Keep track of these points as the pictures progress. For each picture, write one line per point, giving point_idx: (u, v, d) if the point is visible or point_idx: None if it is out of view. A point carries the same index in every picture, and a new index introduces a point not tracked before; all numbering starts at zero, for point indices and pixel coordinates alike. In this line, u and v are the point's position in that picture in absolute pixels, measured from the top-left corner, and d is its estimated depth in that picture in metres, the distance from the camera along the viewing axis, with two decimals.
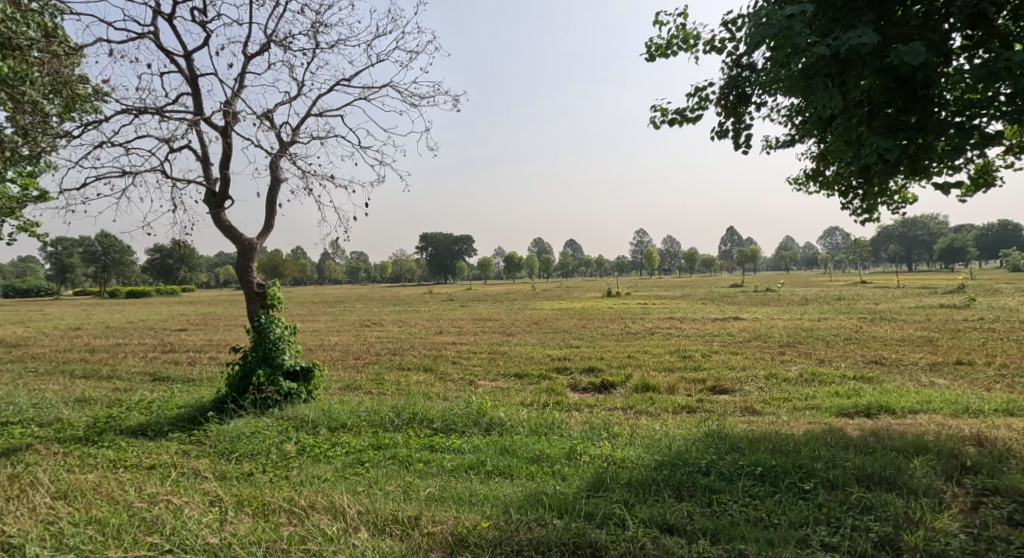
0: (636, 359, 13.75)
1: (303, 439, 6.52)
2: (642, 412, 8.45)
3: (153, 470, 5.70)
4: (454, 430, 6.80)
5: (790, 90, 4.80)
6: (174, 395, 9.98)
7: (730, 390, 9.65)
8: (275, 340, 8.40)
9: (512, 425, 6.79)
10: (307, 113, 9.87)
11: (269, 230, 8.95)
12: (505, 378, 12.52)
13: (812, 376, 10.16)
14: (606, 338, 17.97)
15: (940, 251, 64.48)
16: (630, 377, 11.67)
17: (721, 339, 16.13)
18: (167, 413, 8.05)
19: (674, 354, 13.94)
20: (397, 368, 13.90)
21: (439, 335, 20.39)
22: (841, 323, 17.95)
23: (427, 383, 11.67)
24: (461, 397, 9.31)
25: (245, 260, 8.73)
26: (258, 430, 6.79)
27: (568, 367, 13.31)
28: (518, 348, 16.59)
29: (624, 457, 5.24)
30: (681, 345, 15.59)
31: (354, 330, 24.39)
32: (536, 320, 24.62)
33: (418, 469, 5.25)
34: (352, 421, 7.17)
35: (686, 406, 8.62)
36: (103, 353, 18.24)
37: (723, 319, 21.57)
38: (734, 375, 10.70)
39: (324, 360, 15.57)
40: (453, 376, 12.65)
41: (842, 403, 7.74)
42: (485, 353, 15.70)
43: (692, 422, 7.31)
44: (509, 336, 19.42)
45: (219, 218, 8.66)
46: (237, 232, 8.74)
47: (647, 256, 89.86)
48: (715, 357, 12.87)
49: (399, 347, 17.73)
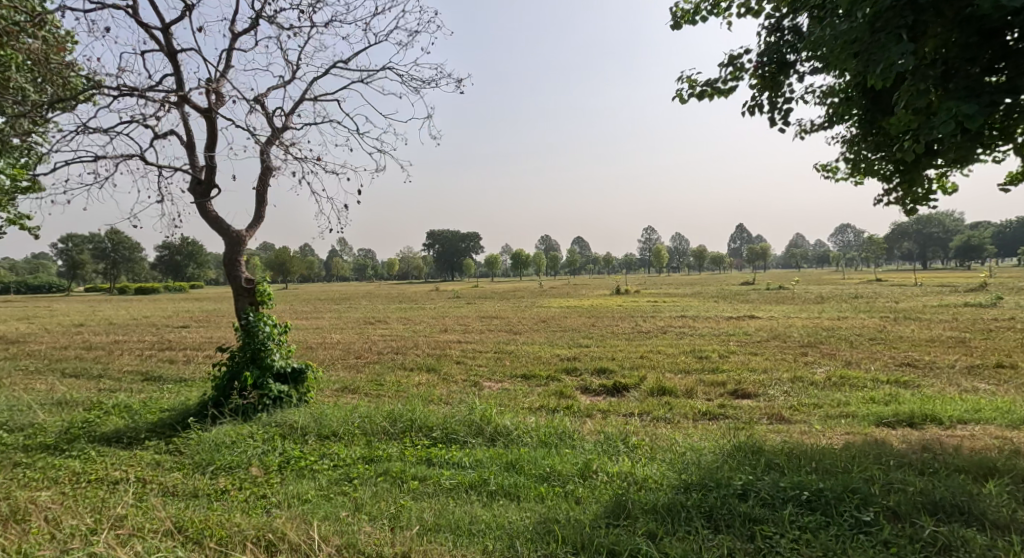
0: (650, 360, 13.05)
1: (289, 449, 5.91)
2: (660, 419, 7.80)
3: (117, 485, 5.09)
4: (455, 440, 6.20)
5: (850, 49, 4.22)
6: (159, 397, 9.39)
7: (754, 395, 8.98)
8: (265, 339, 7.82)
9: (520, 434, 6.18)
10: (301, 96, 9.26)
11: (259, 222, 8.37)
12: (512, 379, 11.87)
13: (841, 379, 9.49)
14: (616, 338, 17.29)
15: (956, 249, 63.36)
16: (645, 379, 11.00)
17: (738, 339, 15.40)
18: (146, 418, 7.47)
19: (690, 355, 13.24)
20: (399, 368, 13.31)
21: (444, 333, 19.74)
22: (863, 322, 17.21)
23: (429, 385, 11.08)
24: (464, 401, 8.68)
25: (233, 253, 8.12)
26: (241, 438, 6.19)
27: (577, 368, 12.67)
28: (526, 347, 15.93)
29: (645, 476, 4.59)
30: (696, 345, 14.90)
31: (356, 327, 23.79)
32: (543, 318, 24.00)
33: (412, 488, 4.65)
34: (344, 428, 6.58)
35: (707, 413, 7.95)
36: (99, 351, 17.74)
37: (738, 318, 20.81)
38: (756, 378, 10.02)
39: (323, 359, 14.99)
40: (457, 377, 12.06)
41: (881, 411, 7.08)
42: (490, 352, 15.09)
43: (717, 432, 6.66)
44: (516, 335, 18.77)
45: (205, 208, 8.05)
46: (225, 223, 8.14)
47: (656, 253, 88.96)
48: (733, 358, 12.18)
49: (402, 346, 17.10)
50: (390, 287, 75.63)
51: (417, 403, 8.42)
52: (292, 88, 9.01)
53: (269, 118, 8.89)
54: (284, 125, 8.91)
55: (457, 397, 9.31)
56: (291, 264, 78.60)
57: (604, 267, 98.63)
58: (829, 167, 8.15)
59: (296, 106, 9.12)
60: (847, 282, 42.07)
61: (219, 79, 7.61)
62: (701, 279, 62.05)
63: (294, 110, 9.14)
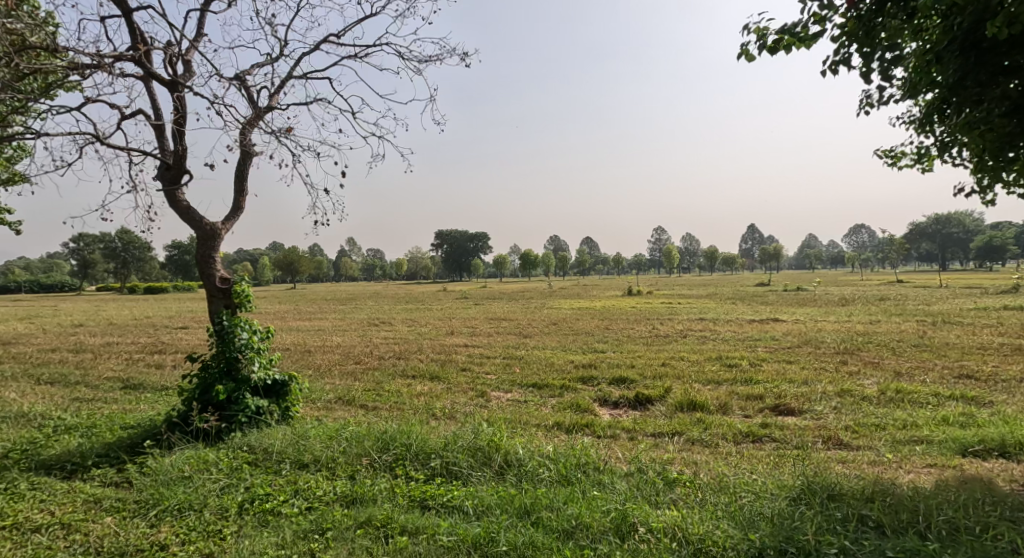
0: (674, 368, 11.95)
1: (259, 482, 4.91)
2: (697, 442, 6.73)
3: (35, 535, 4.07)
4: (456, 473, 5.19)
5: None
6: (125, 410, 8.35)
7: (799, 411, 7.89)
8: (242, 347, 6.86)
9: (536, 468, 5.14)
10: (288, 74, 8.23)
11: (238, 214, 7.39)
12: (523, 390, 10.80)
13: (898, 393, 8.34)
14: (632, 343, 16.18)
15: (977, 248, 61.80)
16: (671, 391, 9.92)
17: (766, 345, 14.25)
18: (100, 438, 6.45)
19: (716, 363, 12.14)
20: (400, 375, 12.28)
21: (450, 336, 18.72)
22: (900, 327, 15.97)
23: (431, 396, 10.05)
24: (471, 420, 7.62)
25: (207, 249, 7.11)
26: (203, 470, 5.20)
27: (594, 376, 11.60)
28: (538, 352, 14.88)
29: (701, 538, 3.63)
30: (721, 351, 13.78)
31: (359, 329, 22.76)
32: (554, 320, 22.93)
33: (402, 548, 3.72)
34: (329, 453, 5.60)
35: (752, 434, 6.87)
36: (87, 354, 16.82)
37: (762, 321, 19.66)
38: (798, 390, 8.92)
39: (320, 364, 14.02)
40: (462, 387, 11.02)
41: (962, 435, 5.99)
42: (499, 358, 14.04)
43: (770, 462, 5.61)
44: (526, 338, 17.70)
45: (175, 197, 7.01)
46: (198, 215, 7.11)
47: (668, 254, 87.52)
48: (766, 367, 11.07)
49: (406, 349, 16.11)
50: (398, 286, 74.90)
51: (415, 421, 7.39)
52: (279, 64, 8.00)
53: (252, 98, 7.89)
54: (271, 105, 7.91)
55: (464, 414, 8.28)
56: (299, 263, 78.08)
57: (615, 268, 97.51)
58: (891, 153, 7.32)
59: (283, 84, 8.12)
60: (867, 282, 40.77)
61: (192, 49, 6.62)
62: (715, 279, 60.81)
63: (281, 88, 8.14)
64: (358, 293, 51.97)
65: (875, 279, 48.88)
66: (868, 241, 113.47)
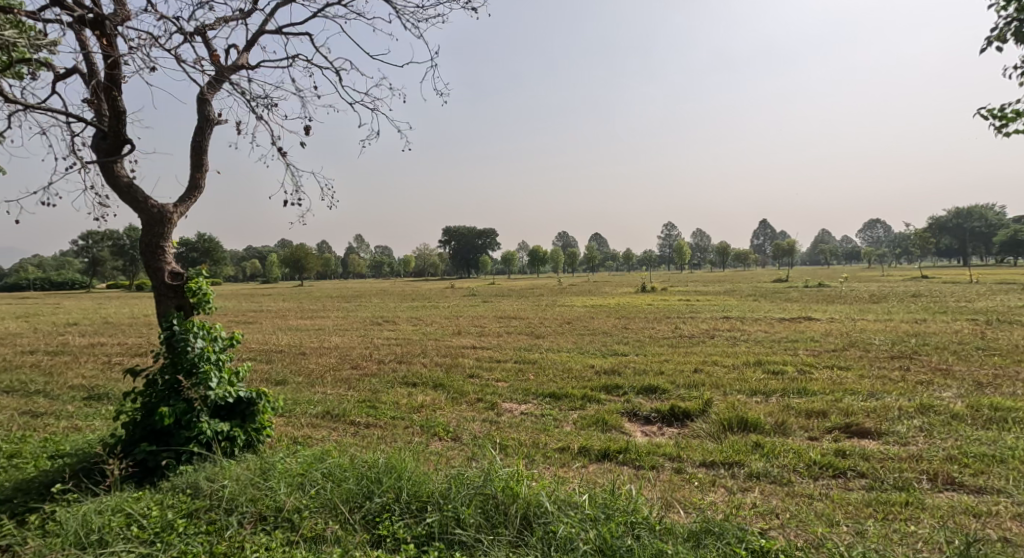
0: (709, 375, 10.55)
1: (190, 551, 3.83)
2: (762, 478, 5.37)
3: None
4: (464, 547, 3.96)
5: None
6: (74, 432, 7.06)
7: (877, 434, 6.50)
8: (197, 359, 5.61)
9: (569, 531, 3.89)
10: (260, 28, 6.90)
11: (193, 196, 6.04)
12: (540, 403, 9.46)
13: (995, 410, 6.93)
14: (656, 345, 14.77)
15: (1001, 243, 59.74)
16: (711, 405, 8.57)
17: (807, 347, 12.82)
18: (21, 473, 5.19)
19: (756, 368, 10.74)
20: (400, 383, 10.97)
21: (457, 337, 17.39)
22: (954, 326, 14.40)
23: (434, 411, 8.74)
24: (479, 454, 6.27)
25: (152, 238, 5.76)
26: (119, 531, 3.96)
27: (619, 386, 10.24)
28: (553, 355, 13.53)
29: None
30: (758, 354, 12.37)
31: (361, 328, 21.51)
32: (568, 318, 21.53)
33: None
34: (292, 503, 4.36)
35: (831, 466, 5.50)
36: (66, 356, 15.63)
37: (794, 320, 18.14)
38: (866, 404, 7.52)
39: (313, 369, 12.73)
40: (468, 398, 9.69)
41: None
42: (510, 362, 12.72)
43: (871, 519, 4.29)
44: (539, 340, 16.34)
45: (113, 171, 5.67)
46: (142, 194, 5.76)
47: (679, 252, 85.81)
48: (817, 374, 9.65)
49: (409, 351, 14.79)
50: (406, 282, 73.69)
51: (410, 450, 6.09)
52: (249, 17, 6.67)
53: (215, 55, 6.54)
54: (238, 65, 6.59)
55: (469, 441, 6.92)
56: (305, 260, 77.06)
57: (625, 263, 95.94)
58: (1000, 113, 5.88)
59: (253, 43, 6.80)
60: (893, 279, 38.89)
61: None
62: (730, 276, 59.19)
63: (251, 46, 6.81)
64: (364, 291, 50.82)
65: (898, 274, 46.78)
66: (883, 236, 111.25)
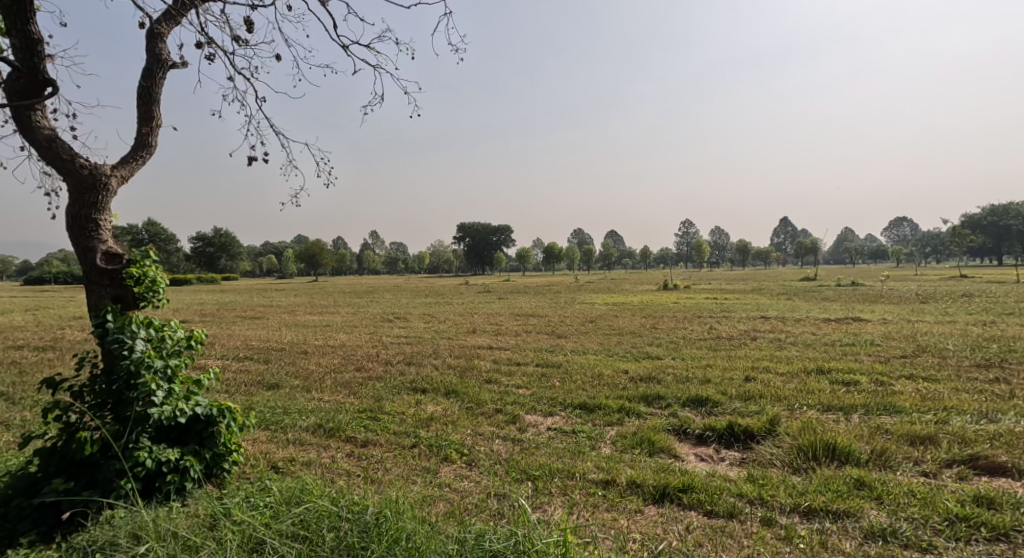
0: (765, 385, 9.06)
1: None
2: (891, 539, 4.14)
3: None
4: None
5: None
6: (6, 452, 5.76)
7: (1017, 472, 5.09)
8: (135, 367, 4.29)
9: None
10: None
11: (138, 156, 4.77)
12: (570, 418, 8.07)
13: None
14: (693, 348, 13.29)
15: None
16: (778, 422, 7.10)
17: (870, 354, 11.26)
18: None
19: (820, 378, 9.24)
20: (407, 389, 9.64)
21: (472, 336, 16.04)
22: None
23: (445, 426, 7.40)
24: (508, 498, 4.94)
25: (82, 208, 4.47)
26: None
27: (661, 396, 8.84)
28: (579, 358, 12.11)
29: None
30: (815, 361, 10.88)
31: (371, 325, 20.27)
32: (591, 317, 20.10)
33: None
34: None
35: (984, 523, 4.21)
36: (53, 353, 14.49)
37: (842, 321, 16.57)
38: (985, 427, 6.02)
39: (313, 370, 11.45)
40: (486, 409, 8.32)
41: None
42: (532, 366, 11.34)
43: None
44: (561, 340, 14.91)
45: (28, 122, 4.40)
46: (67, 152, 4.47)
47: (700, 249, 84.08)
48: (900, 387, 8.14)
49: (419, 351, 13.48)
50: (421, 278, 72.42)
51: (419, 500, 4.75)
52: None
53: None
54: None
55: (492, 474, 5.56)
56: (319, 255, 76.19)
57: (643, 260, 94.11)
58: None
59: None
60: (932, 278, 36.86)
61: None
62: (756, 274, 57.17)
63: None
64: (377, 287, 49.52)
65: (934, 273, 44.49)
66: (909, 235, 108.26)
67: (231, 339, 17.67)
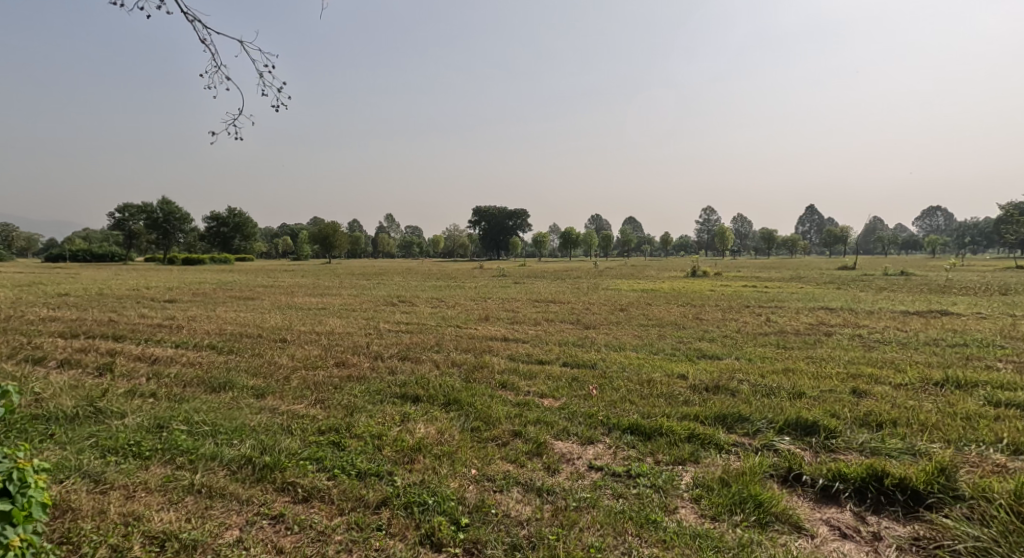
0: (890, 405, 6.43)
1: None
2: None
3: None
4: None
5: None
6: None
7: None
8: None
9: None
10: None
11: None
12: (619, 450, 5.53)
13: None
14: (757, 345, 10.66)
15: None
16: (954, 473, 4.52)
17: (1001, 359, 8.63)
18: None
19: (963, 395, 6.63)
20: (392, 398, 7.10)
21: (482, 325, 13.49)
22: None
23: (438, 464, 4.91)
24: None
25: None
26: None
27: (744, 416, 6.22)
28: (616, 356, 9.54)
29: None
30: (934, 368, 8.25)
31: (369, 310, 17.75)
32: (621, 306, 17.46)
33: None
34: None
35: None
36: None
37: (928, 314, 13.83)
38: None
39: (278, 365, 8.95)
40: (498, 432, 5.80)
41: None
42: (559, 366, 8.76)
43: None
44: (591, 332, 12.32)
45: None
46: None
47: (725, 237, 80.65)
48: None
49: (418, 343, 10.99)
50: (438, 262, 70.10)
51: None
52: None
53: None
54: None
55: None
56: (332, 238, 74.00)
57: (665, 248, 90.96)
58: None
59: None
60: (987, 269, 33.86)
61: None
62: (783, 263, 53.96)
63: None
64: (386, 269, 47.01)
65: (978, 264, 41.18)
66: (944, 226, 104.10)
67: (207, 322, 15.19)
